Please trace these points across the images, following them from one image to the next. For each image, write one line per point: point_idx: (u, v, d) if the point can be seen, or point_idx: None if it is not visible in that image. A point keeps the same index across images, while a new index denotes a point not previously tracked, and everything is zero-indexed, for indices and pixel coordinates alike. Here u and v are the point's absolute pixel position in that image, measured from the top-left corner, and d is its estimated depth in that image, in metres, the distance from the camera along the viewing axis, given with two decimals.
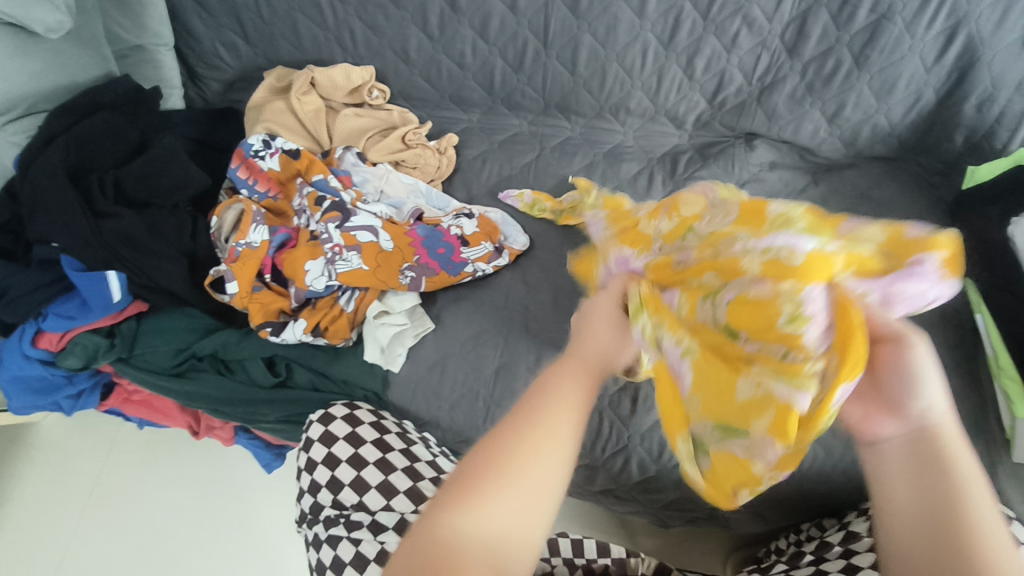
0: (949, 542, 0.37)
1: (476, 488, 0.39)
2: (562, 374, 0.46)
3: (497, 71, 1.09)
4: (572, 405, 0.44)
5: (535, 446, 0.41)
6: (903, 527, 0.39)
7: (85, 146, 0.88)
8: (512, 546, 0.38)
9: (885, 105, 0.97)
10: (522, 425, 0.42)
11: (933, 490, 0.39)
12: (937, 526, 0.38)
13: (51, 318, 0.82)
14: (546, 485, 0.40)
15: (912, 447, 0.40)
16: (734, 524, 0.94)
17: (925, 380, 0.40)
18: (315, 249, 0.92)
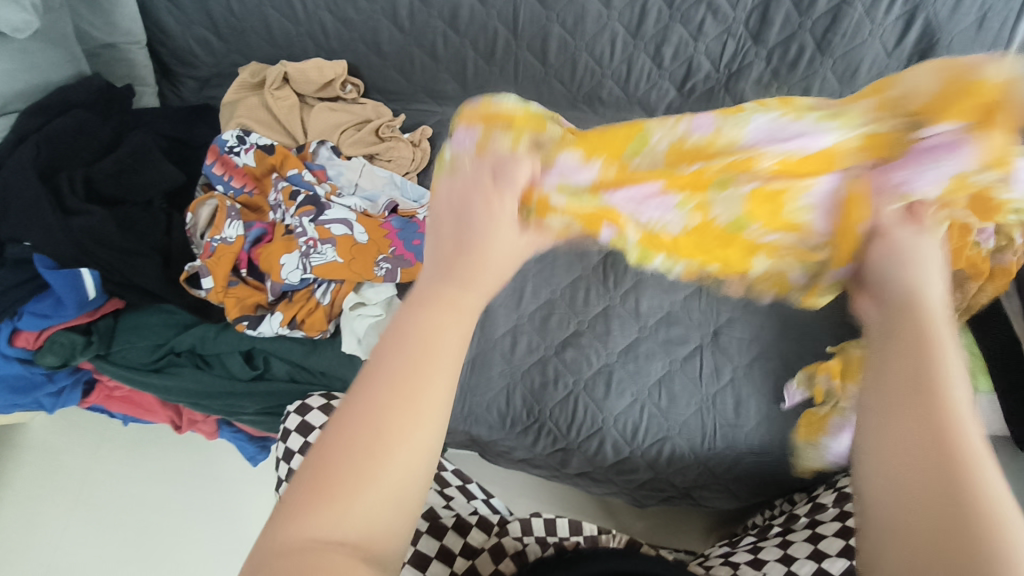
0: (934, 420, 0.31)
1: (329, 481, 0.32)
2: (426, 322, 0.38)
3: (469, 64, 1.10)
4: (441, 361, 0.36)
5: (405, 418, 0.34)
6: (880, 408, 0.33)
7: (54, 144, 0.89)
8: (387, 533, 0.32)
9: (849, 90, 0.99)
10: (385, 391, 0.34)
11: (913, 361, 0.34)
12: (916, 402, 0.32)
13: (27, 317, 0.82)
14: (416, 460, 0.34)
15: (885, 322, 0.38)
16: (708, 502, 0.96)
17: (913, 268, 0.42)
18: (289, 242, 0.93)
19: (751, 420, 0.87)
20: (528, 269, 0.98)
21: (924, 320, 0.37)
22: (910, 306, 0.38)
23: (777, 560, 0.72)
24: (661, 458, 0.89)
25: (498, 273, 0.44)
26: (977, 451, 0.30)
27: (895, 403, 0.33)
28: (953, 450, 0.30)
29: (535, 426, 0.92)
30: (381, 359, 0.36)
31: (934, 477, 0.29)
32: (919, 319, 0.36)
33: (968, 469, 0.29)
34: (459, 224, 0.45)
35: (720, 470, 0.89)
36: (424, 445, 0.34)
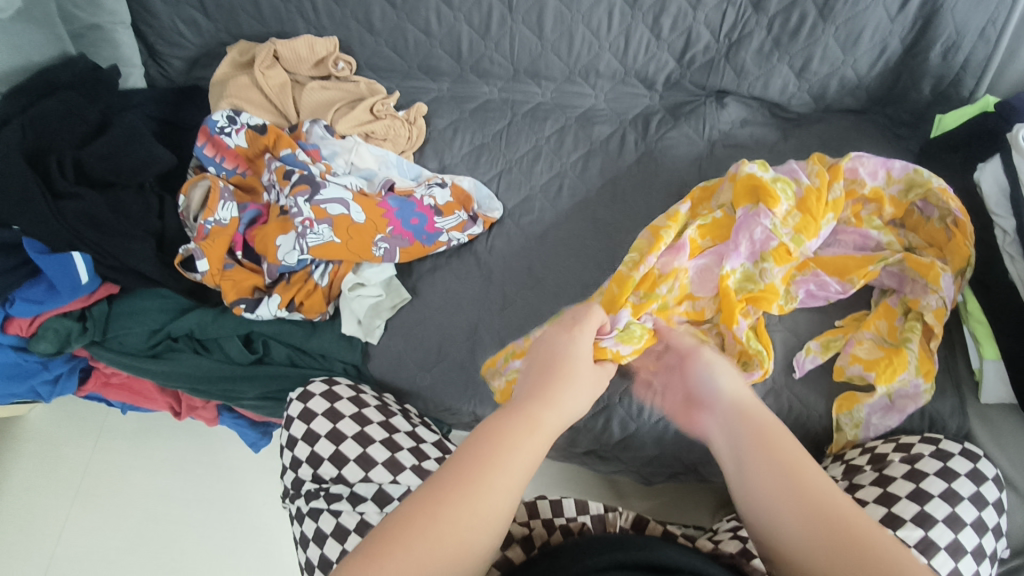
0: (808, 505, 0.46)
1: (395, 547, 0.43)
2: (495, 432, 0.52)
3: (464, 39, 1.07)
4: (506, 470, 0.49)
5: (472, 509, 0.46)
6: (770, 522, 0.47)
7: (41, 127, 0.86)
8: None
9: (851, 57, 0.97)
10: (455, 485, 0.48)
11: (768, 461, 0.50)
12: (791, 494, 0.47)
13: (20, 303, 0.81)
14: (475, 548, 0.46)
15: (728, 428, 0.55)
16: (715, 478, 0.95)
17: (718, 375, 0.60)
18: (285, 224, 0.91)
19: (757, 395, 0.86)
20: (530, 248, 0.97)
21: (755, 418, 0.54)
22: (738, 412, 0.55)
23: None
24: (668, 434, 0.88)
25: (574, 404, 0.58)
26: (844, 507, 0.46)
27: (776, 502, 0.47)
28: (825, 512, 0.45)
29: None
30: (461, 459, 0.50)
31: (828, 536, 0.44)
32: (752, 422, 0.54)
33: (847, 523, 0.44)
34: (555, 360, 0.62)
35: None
36: (478, 537, 0.46)
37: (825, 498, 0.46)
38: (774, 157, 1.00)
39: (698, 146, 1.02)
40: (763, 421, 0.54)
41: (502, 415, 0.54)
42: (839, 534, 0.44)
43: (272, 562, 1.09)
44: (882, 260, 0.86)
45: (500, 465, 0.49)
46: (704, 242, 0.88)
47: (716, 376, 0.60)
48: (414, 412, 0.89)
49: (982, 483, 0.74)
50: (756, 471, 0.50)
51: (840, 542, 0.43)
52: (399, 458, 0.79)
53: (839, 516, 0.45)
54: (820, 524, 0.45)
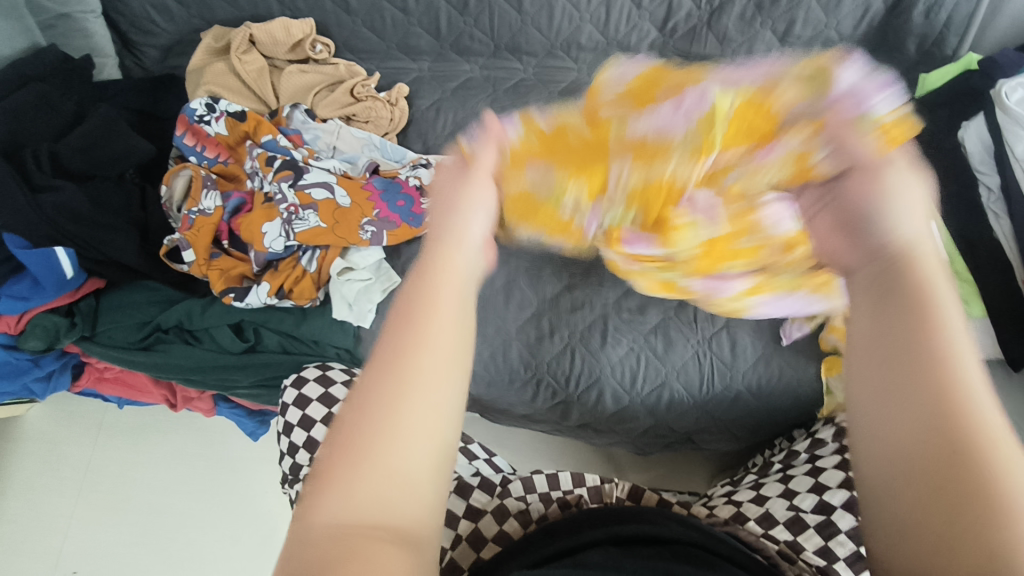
0: (945, 408, 0.32)
1: (364, 450, 0.33)
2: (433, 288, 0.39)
3: (443, 16, 1.05)
4: (436, 351, 0.36)
5: (417, 402, 0.34)
6: (874, 395, 0.35)
7: (15, 120, 0.85)
8: (412, 531, 0.32)
9: (833, 19, 0.97)
10: (392, 380, 0.35)
11: (928, 339, 0.34)
12: (925, 377, 0.33)
13: (4, 301, 0.80)
14: (424, 437, 0.34)
15: (882, 277, 0.39)
16: (709, 446, 0.97)
17: (902, 201, 0.41)
18: (270, 211, 0.90)
19: (744, 361, 0.87)
20: None
21: (928, 284, 0.37)
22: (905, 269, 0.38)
23: (779, 496, 0.76)
24: (661, 404, 0.89)
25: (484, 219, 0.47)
26: (997, 433, 0.31)
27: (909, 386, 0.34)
28: (963, 412, 0.32)
29: (533, 380, 0.90)
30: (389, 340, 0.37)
31: (946, 436, 0.31)
32: (923, 281, 0.37)
33: (976, 427, 0.31)
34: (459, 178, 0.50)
35: (721, 412, 0.89)
36: (427, 451, 0.34)
37: (974, 404, 0.32)
38: None
39: None
40: (932, 288, 0.37)
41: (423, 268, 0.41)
42: (966, 455, 0.30)
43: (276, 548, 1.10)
44: None
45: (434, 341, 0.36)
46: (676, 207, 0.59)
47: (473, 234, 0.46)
48: None
49: None
50: (896, 338, 0.36)
51: (949, 452, 0.31)
52: None
53: (979, 437, 0.31)
54: (945, 430, 0.31)
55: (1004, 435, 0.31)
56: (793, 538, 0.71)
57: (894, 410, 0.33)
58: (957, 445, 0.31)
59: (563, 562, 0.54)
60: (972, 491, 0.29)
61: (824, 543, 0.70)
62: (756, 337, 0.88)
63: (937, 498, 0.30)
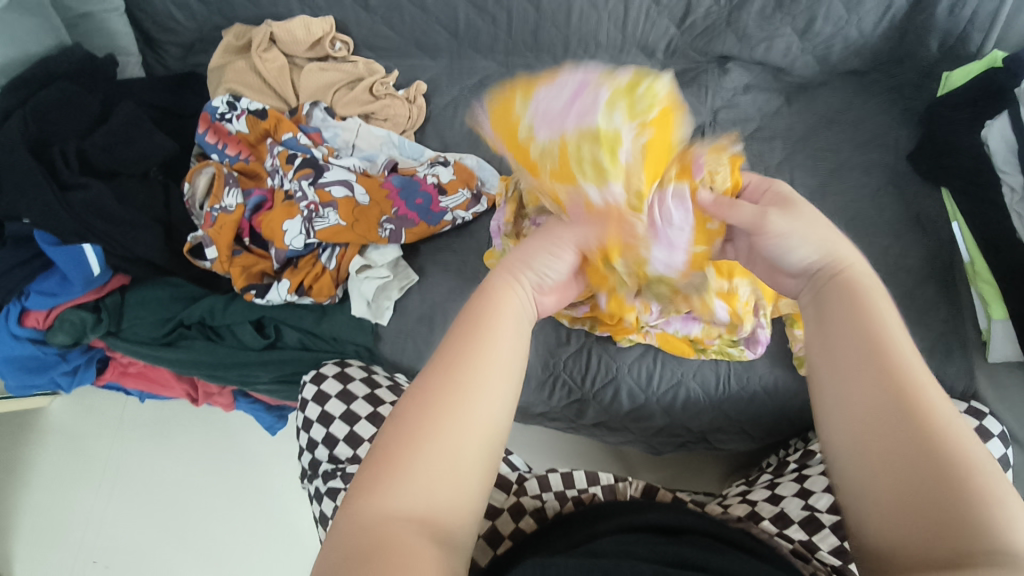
0: (895, 400, 0.41)
1: (397, 464, 0.39)
2: (484, 324, 0.46)
3: (460, 13, 1.05)
4: (485, 364, 0.43)
5: (465, 414, 0.41)
6: (849, 392, 0.43)
7: (43, 119, 0.87)
8: (450, 523, 0.38)
9: (856, 16, 0.96)
10: (449, 376, 0.42)
11: (870, 352, 0.44)
12: (886, 381, 0.42)
13: (34, 296, 0.82)
14: (472, 450, 0.40)
15: (817, 296, 0.50)
16: (723, 445, 0.97)
17: (793, 247, 0.51)
18: (290, 208, 0.91)
19: (763, 362, 0.87)
20: None
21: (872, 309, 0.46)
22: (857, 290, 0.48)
23: (794, 496, 0.76)
24: (676, 404, 0.89)
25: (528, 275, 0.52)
26: (953, 431, 0.39)
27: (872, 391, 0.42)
28: (925, 420, 0.39)
29: (547, 377, 0.91)
30: (444, 358, 0.44)
31: (902, 437, 0.39)
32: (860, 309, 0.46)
33: (940, 434, 0.38)
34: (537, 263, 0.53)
35: (736, 411, 0.89)
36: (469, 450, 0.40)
37: (907, 389, 0.41)
38: (777, 124, 1.00)
39: (701, 115, 1.00)
40: (887, 318, 0.46)
41: (480, 296, 0.49)
42: (917, 449, 0.38)
43: (293, 541, 1.12)
44: None
45: (491, 371, 0.43)
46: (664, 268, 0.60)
47: (545, 270, 0.53)
48: None
49: (988, 439, 0.76)
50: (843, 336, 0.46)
51: (913, 455, 0.38)
52: None
53: (934, 427, 0.39)
54: (901, 430, 0.39)
55: (966, 438, 0.39)
56: (808, 538, 0.71)
57: (859, 396, 0.42)
58: (899, 417, 0.40)
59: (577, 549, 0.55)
60: (921, 481, 0.37)
61: (839, 544, 0.71)
62: (771, 337, 0.88)
63: (894, 483, 0.38)
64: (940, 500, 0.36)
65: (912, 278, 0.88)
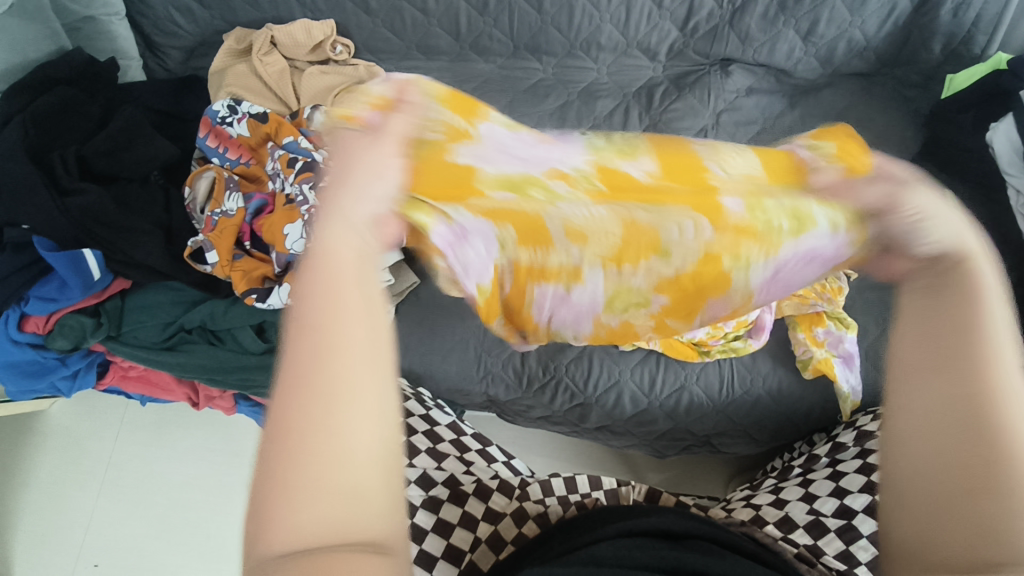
0: (970, 395, 0.33)
1: (285, 473, 0.28)
2: (323, 283, 0.32)
3: (462, 16, 1.04)
4: (356, 320, 0.31)
5: (353, 395, 0.29)
6: (904, 372, 0.35)
7: (43, 123, 0.87)
8: (383, 533, 0.28)
9: (858, 18, 0.96)
10: (320, 333, 0.30)
11: (948, 341, 0.35)
12: (944, 363, 0.34)
13: (34, 301, 0.82)
14: (376, 442, 0.29)
15: (937, 274, 0.39)
16: (727, 449, 0.96)
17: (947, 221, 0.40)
18: (291, 212, 0.90)
19: (766, 365, 0.87)
20: None
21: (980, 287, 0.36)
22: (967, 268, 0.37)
23: (798, 500, 0.75)
24: (680, 408, 0.88)
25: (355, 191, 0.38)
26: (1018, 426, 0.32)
27: (925, 379, 0.34)
28: (988, 411, 0.32)
29: (550, 380, 0.90)
30: (294, 339, 0.31)
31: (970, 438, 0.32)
32: (966, 293, 0.36)
33: (1004, 436, 0.32)
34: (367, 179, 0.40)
35: (740, 415, 0.88)
36: (376, 436, 0.29)
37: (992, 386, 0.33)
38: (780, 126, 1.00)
39: (703, 117, 1.00)
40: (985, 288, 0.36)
41: (307, 256, 0.33)
42: (982, 456, 0.32)
43: None
44: (830, 317, 0.81)
45: (352, 348, 0.30)
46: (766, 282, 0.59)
47: (378, 193, 0.39)
48: (429, 395, 0.90)
49: None
50: (936, 325, 0.36)
51: (969, 461, 0.32)
52: (415, 443, 0.81)
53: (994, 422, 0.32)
54: (964, 431, 0.32)
55: None
56: (813, 542, 0.70)
57: (911, 389, 0.35)
58: (962, 422, 0.33)
59: (578, 554, 0.54)
60: (953, 488, 0.32)
61: (845, 548, 0.70)
62: (774, 340, 0.88)
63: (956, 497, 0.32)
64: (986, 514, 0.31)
65: None
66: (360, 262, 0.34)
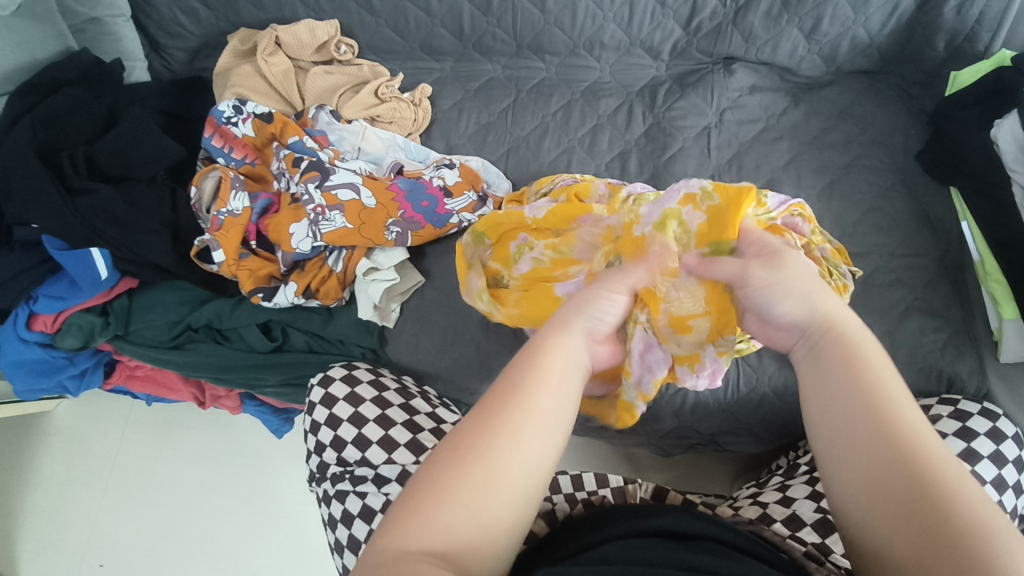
0: (900, 451, 0.40)
1: (445, 487, 0.37)
2: (543, 358, 0.44)
3: (465, 16, 1.05)
4: (546, 399, 0.42)
5: (517, 446, 0.39)
6: (836, 435, 0.42)
7: (50, 124, 0.87)
8: (470, 559, 0.36)
9: (862, 15, 0.96)
10: (515, 393, 0.41)
11: (859, 401, 0.42)
12: (869, 423, 0.41)
13: (42, 300, 0.83)
14: (519, 486, 0.38)
15: (810, 347, 0.48)
16: (732, 447, 0.96)
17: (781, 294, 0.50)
18: (297, 211, 0.91)
19: (772, 364, 0.87)
20: None
21: (855, 350, 0.45)
22: (833, 336, 0.47)
23: (805, 497, 0.75)
24: (685, 406, 0.89)
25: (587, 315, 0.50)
26: (934, 458, 0.39)
27: (855, 443, 0.41)
28: (919, 468, 0.39)
29: None
30: (493, 395, 0.42)
31: (902, 489, 0.38)
32: (855, 359, 0.45)
33: (938, 488, 0.38)
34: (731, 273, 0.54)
35: (745, 414, 0.89)
36: (518, 477, 0.38)
37: (919, 444, 0.40)
38: (784, 124, 1.00)
39: (706, 116, 1.01)
40: (870, 358, 0.45)
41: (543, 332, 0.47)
42: (922, 506, 0.37)
43: (300, 545, 1.12)
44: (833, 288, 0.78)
45: (541, 411, 0.41)
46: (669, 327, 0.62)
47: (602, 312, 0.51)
48: (435, 394, 0.90)
49: (1001, 441, 0.75)
50: (837, 388, 0.44)
51: (903, 503, 0.38)
52: (421, 440, 0.80)
53: (918, 467, 0.39)
54: (897, 480, 0.39)
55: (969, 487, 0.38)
56: (821, 541, 0.71)
57: (853, 456, 0.41)
58: (891, 479, 0.39)
59: (589, 553, 0.54)
60: (917, 532, 0.37)
61: None
62: None
63: (902, 531, 0.37)
64: (946, 554, 0.35)
65: (919, 279, 0.88)
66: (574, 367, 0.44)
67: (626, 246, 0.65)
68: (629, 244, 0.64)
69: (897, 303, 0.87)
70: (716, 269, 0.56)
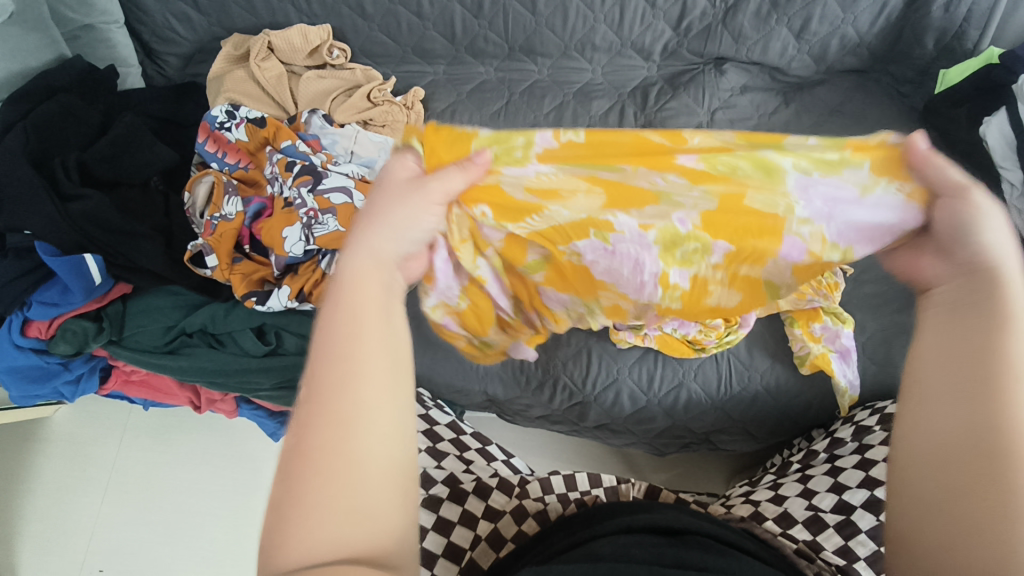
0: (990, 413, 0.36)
1: (302, 493, 0.35)
2: (355, 317, 0.41)
3: (457, 19, 1.06)
4: (374, 364, 0.39)
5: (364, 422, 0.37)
6: (931, 393, 0.39)
7: (44, 131, 0.88)
8: (383, 553, 0.35)
9: (850, 15, 0.97)
10: (339, 368, 0.39)
11: (972, 358, 0.38)
12: (973, 390, 0.37)
13: (37, 306, 0.83)
14: (379, 462, 0.37)
15: (959, 296, 0.43)
16: (726, 446, 0.96)
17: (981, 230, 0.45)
18: (289, 215, 0.91)
19: (764, 362, 0.87)
20: None
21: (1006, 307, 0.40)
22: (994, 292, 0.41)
23: (796, 495, 0.76)
24: (678, 405, 0.89)
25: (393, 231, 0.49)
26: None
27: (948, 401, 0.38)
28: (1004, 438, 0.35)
29: (548, 379, 0.91)
30: (320, 381, 0.38)
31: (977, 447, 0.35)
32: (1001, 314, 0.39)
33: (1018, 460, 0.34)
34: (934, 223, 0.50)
35: (738, 412, 0.89)
36: (380, 446, 0.37)
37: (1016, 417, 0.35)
38: (775, 123, 1.01)
39: (698, 116, 1.01)
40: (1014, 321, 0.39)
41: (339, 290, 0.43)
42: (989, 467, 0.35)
43: None
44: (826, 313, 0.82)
45: (369, 373, 0.39)
46: (540, 206, 0.59)
47: (412, 236, 0.50)
48: (428, 396, 0.90)
49: None
50: (961, 345, 0.40)
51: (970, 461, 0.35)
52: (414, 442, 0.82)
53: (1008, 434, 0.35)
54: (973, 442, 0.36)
55: None
56: (812, 538, 0.70)
57: (942, 412, 0.38)
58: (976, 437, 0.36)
59: (578, 551, 0.54)
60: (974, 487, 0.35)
61: (844, 544, 0.70)
62: (768, 336, 0.88)
63: (959, 498, 0.35)
64: (995, 519, 0.33)
65: None
66: (398, 303, 0.44)
67: (435, 143, 0.56)
68: (443, 137, 0.56)
69: (885, 302, 0.88)
70: (937, 170, 0.50)
